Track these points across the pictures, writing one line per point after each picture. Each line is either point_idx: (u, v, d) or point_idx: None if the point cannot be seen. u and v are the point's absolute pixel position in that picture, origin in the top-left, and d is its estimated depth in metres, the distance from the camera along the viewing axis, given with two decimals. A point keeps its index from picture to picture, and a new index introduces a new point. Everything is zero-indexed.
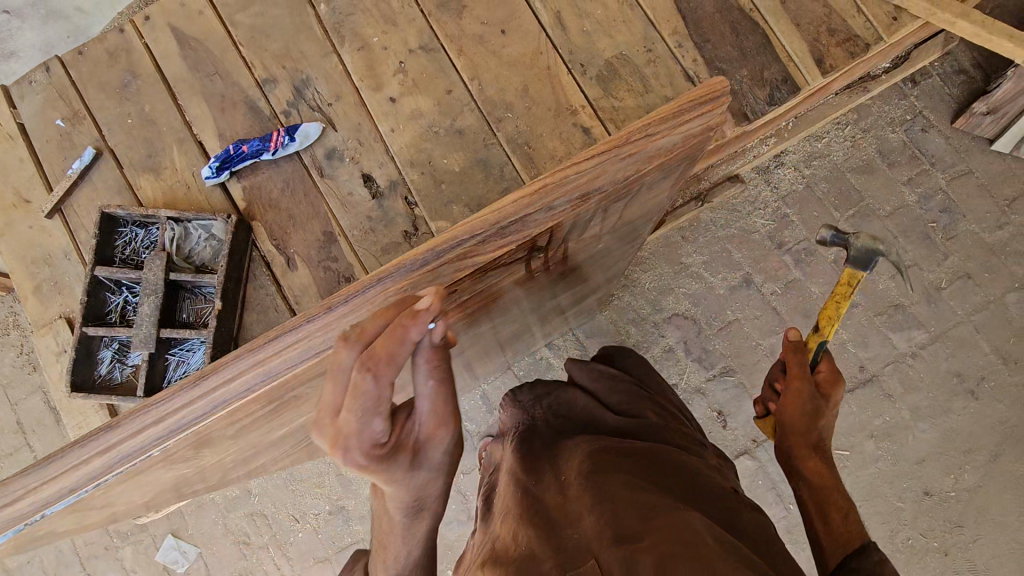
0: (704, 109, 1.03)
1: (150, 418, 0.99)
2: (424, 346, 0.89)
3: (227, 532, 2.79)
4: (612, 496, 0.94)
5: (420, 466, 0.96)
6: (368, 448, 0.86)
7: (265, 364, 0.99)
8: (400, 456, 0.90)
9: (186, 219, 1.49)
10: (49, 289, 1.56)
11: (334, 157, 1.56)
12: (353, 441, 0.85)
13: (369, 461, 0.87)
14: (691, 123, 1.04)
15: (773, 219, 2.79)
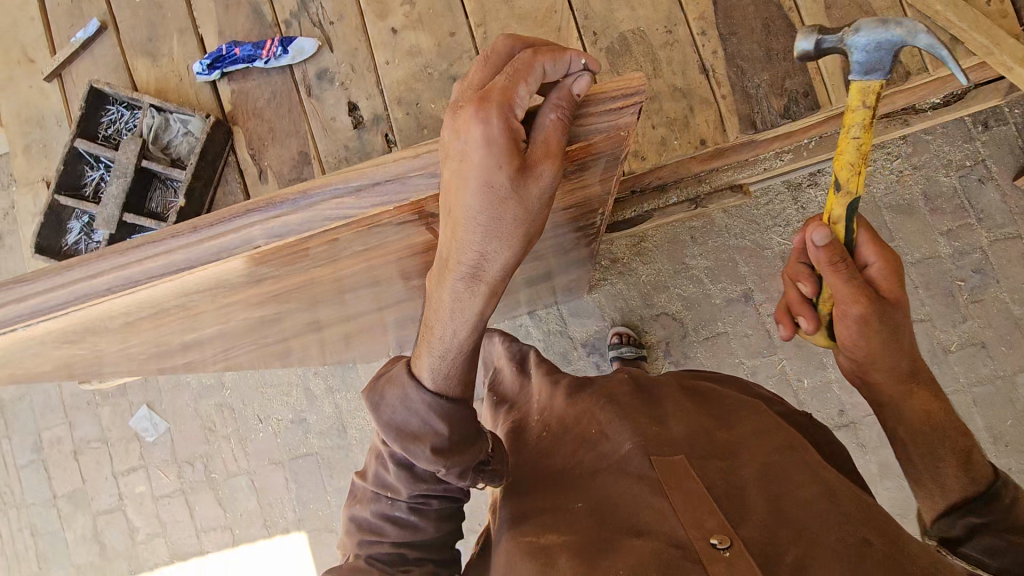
0: (614, 106, 0.83)
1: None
2: (562, 80, 0.80)
3: (195, 416, 2.92)
4: (695, 422, 1.10)
5: (500, 245, 0.83)
6: (488, 161, 0.75)
7: (101, 279, 0.83)
8: (514, 187, 0.78)
9: (168, 110, 1.51)
10: (37, 150, 1.60)
11: (325, 78, 1.53)
12: (473, 140, 0.74)
13: (482, 184, 0.77)
14: (595, 120, 0.84)
15: (791, 239, 2.62)
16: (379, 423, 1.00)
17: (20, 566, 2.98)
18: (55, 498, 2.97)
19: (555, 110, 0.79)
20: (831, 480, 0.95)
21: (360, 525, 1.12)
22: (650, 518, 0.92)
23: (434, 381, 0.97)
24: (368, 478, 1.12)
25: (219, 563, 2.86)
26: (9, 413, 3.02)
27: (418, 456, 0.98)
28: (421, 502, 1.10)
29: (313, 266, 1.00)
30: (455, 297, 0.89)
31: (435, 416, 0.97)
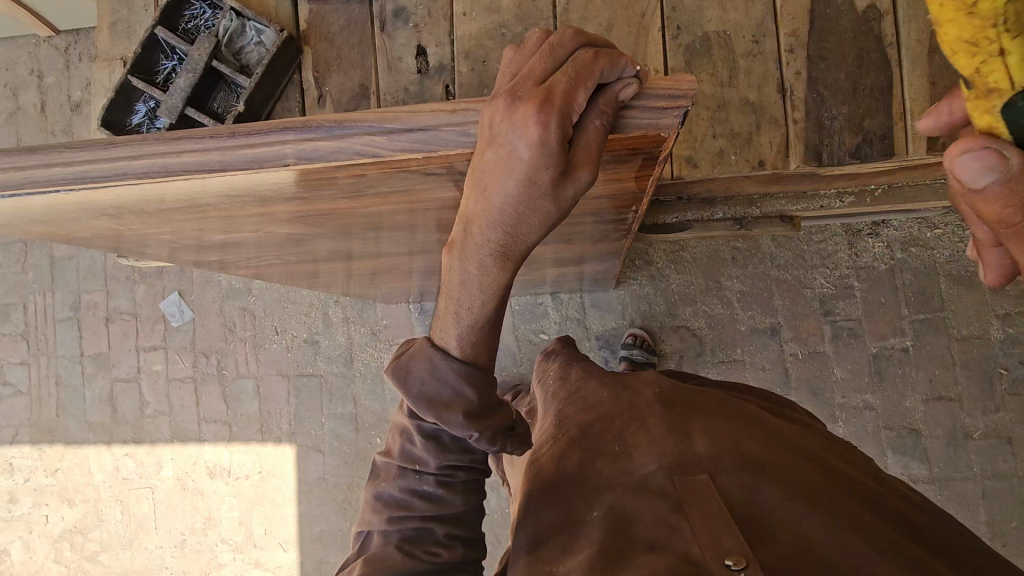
0: (656, 106, 0.80)
1: (11, 166, 0.89)
2: (609, 86, 0.79)
3: (218, 314, 3.06)
4: (723, 440, 1.07)
5: (525, 228, 0.85)
6: (534, 159, 0.77)
7: (140, 163, 0.87)
8: (554, 184, 0.80)
9: (246, 17, 1.55)
10: (121, 30, 1.68)
11: (401, 16, 1.53)
12: (525, 137, 0.75)
13: (522, 176, 0.78)
14: (633, 118, 0.81)
15: (835, 283, 2.52)
16: (409, 397, 0.97)
17: (39, 410, 3.22)
18: (82, 356, 3.19)
19: (603, 114, 0.79)
20: (869, 530, 0.91)
21: (384, 501, 1.10)
22: (660, 531, 0.92)
23: (461, 349, 0.96)
24: (396, 453, 1.10)
25: (213, 453, 3.03)
26: (55, 270, 3.22)
27: (451, 424, 0.96)
28: (447, 475, 1.09)
29: (341, 195, 1.04)
30: (469, 270, 0.91)
31: (465, 384, 0.95)
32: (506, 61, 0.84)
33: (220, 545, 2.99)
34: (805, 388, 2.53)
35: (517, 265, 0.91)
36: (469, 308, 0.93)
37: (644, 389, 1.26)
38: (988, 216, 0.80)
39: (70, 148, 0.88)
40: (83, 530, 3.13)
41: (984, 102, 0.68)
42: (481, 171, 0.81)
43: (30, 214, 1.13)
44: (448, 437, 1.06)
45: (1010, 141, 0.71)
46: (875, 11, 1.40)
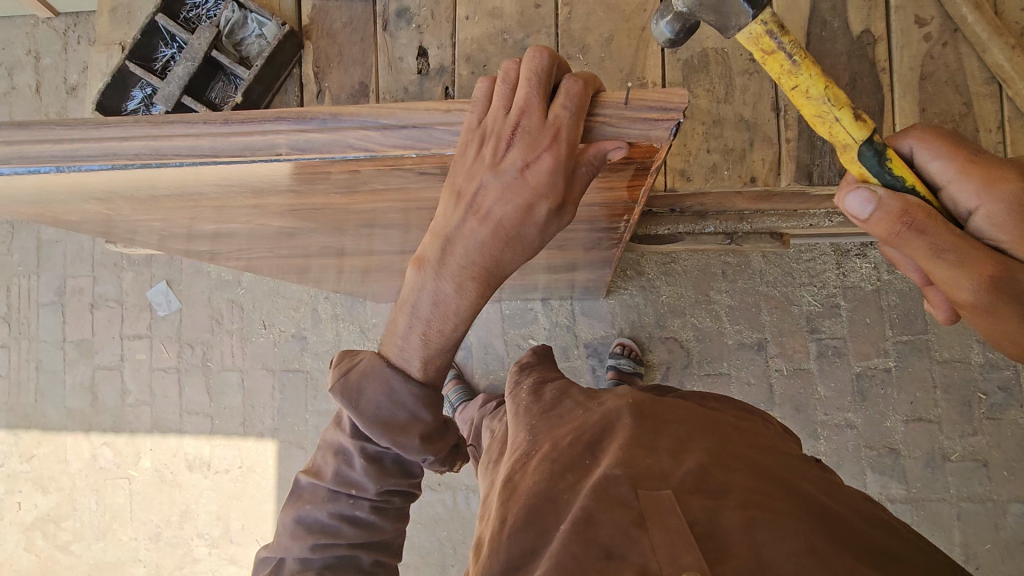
0: (646, 117, 0.79)
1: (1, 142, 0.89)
2: (598, 108, 0.81)
3: (206, 305, 3.04)
4: (691, 457, 1.07)
5: (511, 255, 0.89)
6: (544, 192, 0.83)
7: (133, 144, 0.87)
8: (548, 214, 0.86)
9: (248, 8, 1.55)
10: (121, 15, 1.67)
11: (404, 17, 1.53)
12: (534, 168, 0.81)
13: (523, 204, 0.84)
14: (622, 128, 0.81)
15: (821, 302, 2.55)
16: (361, 421, 0.95)
17: (18, 394, 3.17)
18: (64, 342, 3.15)
19: (591, 164, 0.83)
20: (830, 552, 0.90)
21: (308, 526, 1.07)
22: (619, 542, 0.93)
23: (423, 370, 0.96)
24: (328, 475, 1.05)
25: (193, 446, 3.00)
26: (41, 253, 3.18)
27: (407, 448, 0.97)
28: (382, 500, 1.08)
29: (334, 190, 1.04)
30: (444, 291, 0.90)
31: (423, 407, 0.96)
32: (483, 91, 0.83)
33: (195, 539, 2.95)
34: (788, 403, 2.56)
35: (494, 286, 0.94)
36: (439, 330, 0.93)
37: (616, 403, 1.27)
38: (968, 195, 1.00)
39: (62, 128, 0.87)
40: (56, 518, 3.08)
41: (868, 140, 0.91)
42: (476, 195, 0.84)
43: (17, 194, 1.12)
44: (390, 461, 1.04)
45: (883, 182, 0.95)
46: (869, 37, 1.43)
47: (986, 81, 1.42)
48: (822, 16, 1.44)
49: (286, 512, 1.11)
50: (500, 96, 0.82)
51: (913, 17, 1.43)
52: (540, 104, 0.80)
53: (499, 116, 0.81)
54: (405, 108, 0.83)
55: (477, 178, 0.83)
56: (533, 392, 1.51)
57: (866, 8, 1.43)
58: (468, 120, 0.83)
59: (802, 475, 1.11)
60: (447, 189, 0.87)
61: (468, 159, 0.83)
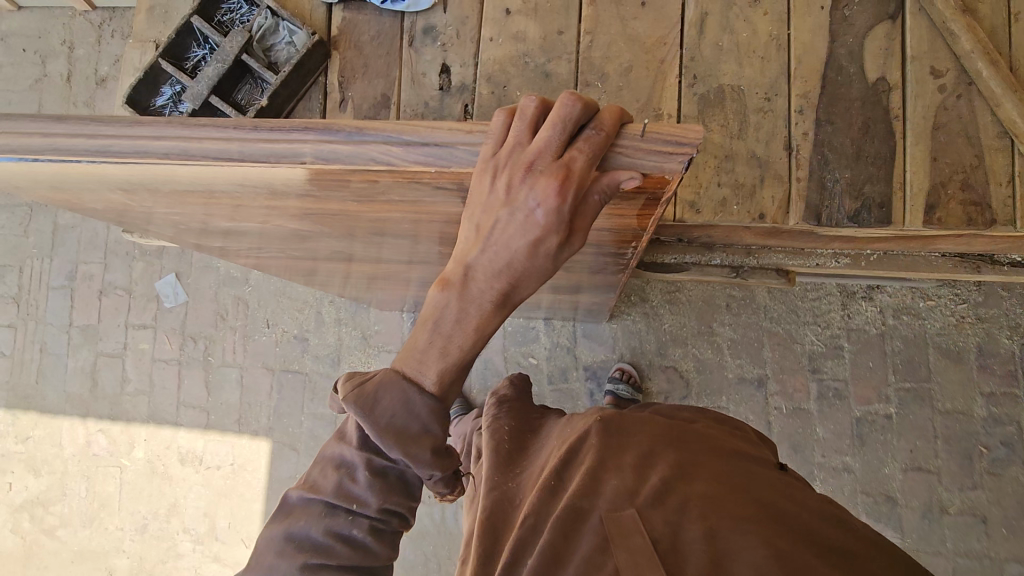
0: (661, 150, 0.81)
1: (36, 130, 0.92)
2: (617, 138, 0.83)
3: (213, 299, 3.06)
4: (655, 474, 1.07)
5: (525, 283, 0.92)
6: (552, 227, 0.84)
7: (160, 142, 0.90)
8: (559, 246, 0.88)
9: (280, 16, 1.60)
10: (158, 14, 1.73)
11: (430, 34, 1.58)
12: (545, 207, 0.83)
13: (533, 238, 0.85)
14: (639, 158, 0.82)
15: (825, 342, 2.54)
16: (376, 430, 0.93)
17: (19, 375, 3.20)
18: (70, 326, 3.18)
19: (601, 194, 0.84)
20: (795, 553, 0.91)
21: (299, 542, 1.03)
22: (586, 570, 0.96)
23: (439, 385, 0.95)
24: (328, 489, 1.04)
25: (187, 439, 3.01)
26: (56, 237, 3.23)
27: (418, 460, 0.95)
28: (381, 521, 1.06)
29: (350, 197, 1.06)
30: (467, 312, 0.91)
31: (435, 421, 0.94)
32: (500, 124, 0.84)
33: (181, 534, 2.94)
34: (787, 442, 2.53)
35: (507, 313, 0.95)
36: (460, 346, 0.93)
37: (584, 422, 1.25)
38: None
39: (94, 125, 0.91)
40: (44, 502, 3.08)
41: None
42: (492, 227, 0.87)
43: (43, 179, 1.16)
44: (395, 477, 1.03)
45: None
46: (884, 84, 1.46)
47: (998, 135, 1.43)
48: (839, 61, 1.47)
49: (274, 528, 1.07)
50: (519, 133, 0.83)
51: (928, 68, 1.45)
52: (556, 143, 0.82)
53: (514, 153, 0.83)
54: (427, 126, 0.85)
55: (493, 211, 0.86)
56: (517, 432, 1.48)
57: (882, 56, 1.46)
58: (485, 154, 0.85)
59: (766, 480, 1.09)
60: (467, 220, 0.89)
61: (483, 193, 0.85)
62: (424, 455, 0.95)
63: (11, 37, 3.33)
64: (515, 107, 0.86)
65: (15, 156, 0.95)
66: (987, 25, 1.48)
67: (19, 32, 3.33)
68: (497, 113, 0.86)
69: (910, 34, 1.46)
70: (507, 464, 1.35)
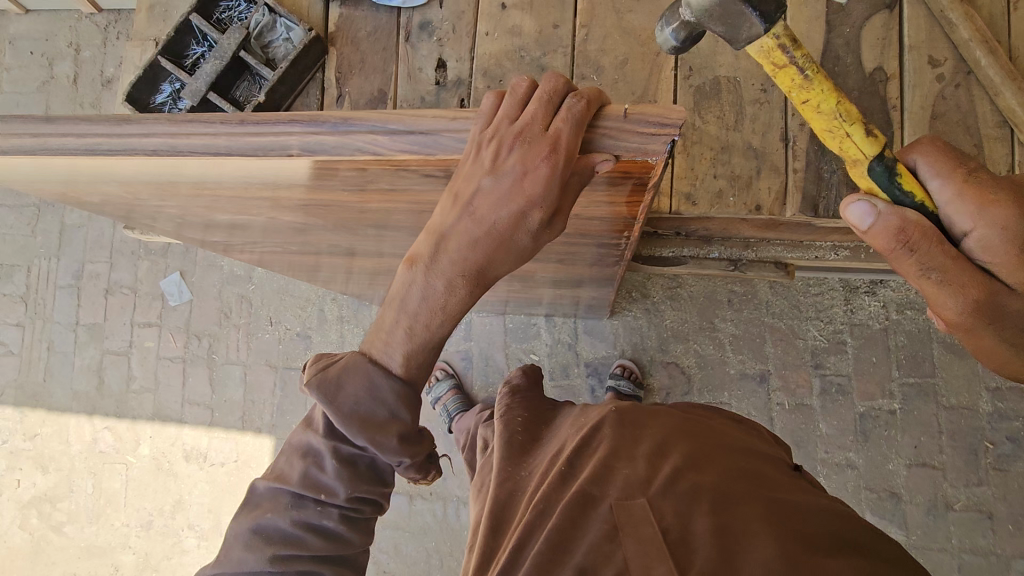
0: (645, 131, 0.80)
1: (32, 125, 0.94)
2: (599, 121, 0.83)
3: (216, 298, 3.09)
4: (665, 462, 1.07)
5: (504, 258, 0.92)
6: (536, 200, 0.85)
7: (151, 137, 0.91)
8: (541, 222, 0.88)
9: (278, 13, 1.61)
10: (158, 13, 1.74)
11: (426, 29, 1.58)
12: (530, 176, 0.83)
13: (517, 210, 0.86)
14: (623, 140, 0.82)
15: (827, 338, 2.53)
16: (339, 418, 0.95)
17: (27, 373, 3.24)
18: (76, 325, 3.22)
19: (581, 174, 0.86)
20: (803, 547, 0.91)
21: (268, 535, 1.05)
22: (594, 557, 0.95)
23: (405, 368, 0.96)
24: (294, 478, 1.04)
25: (191, 437, 3.03)
26: (63, 237, 3.27)
27: (384, 448, 0.96)
28: (352, 509, 1.07)
29: (343, 188, 1.07)
30: (433, 287, 0.93)
31: (403, 407, 0.96)
32: (490, 101, 0.85)
33: (185, 530, 2.96)
34: (789, 438, 2.52)
35: (483, 292, 0.96)
36: (425, 326, 0.95)
37: (597, 412, 1.28)
38: (963, 216, 0.98)
39: (86, 120, 0.92)
40: (52, 498, 3.12)
41: (879, 156, 0.92)
42: (474, 194, 0.86)
43: (41, 174, 1.17)
44: (364, 464, 1.04)
45: (890, 196, 0.96)
46: (881, 74, 1.45)
47: (997, 125, 1.42)
48: (835, 52, 1.46)
49: (241, 522, 1.08)
50: (508, 108, 0.84)
51: (926, 57, 1.44)
52: (546, 117, 0.83)
53: (503, 125, 0.83)
54: (414, 114, 0.85)
55: (477, 179, 0.85)
56: (528, 422, 1.49)
57: (879, 46, 1.45)
58: (475, 127, 0.85)
59: (779, 480, 1.08)
60: (448, 191, 0.89)
61: (470, 163, 0.85)
62: (391, 443, 0.96)
63: (19, 40, 3.38)
64: (506, 88, 0.88)
65: (11, 150, 0.96)
66: (986, 13, 1.46)
67: (26, 35, 3.38)
68: (488, 94, 0.88)
69: (907, 24, 1.45)
70: (518, 456, 1.35)
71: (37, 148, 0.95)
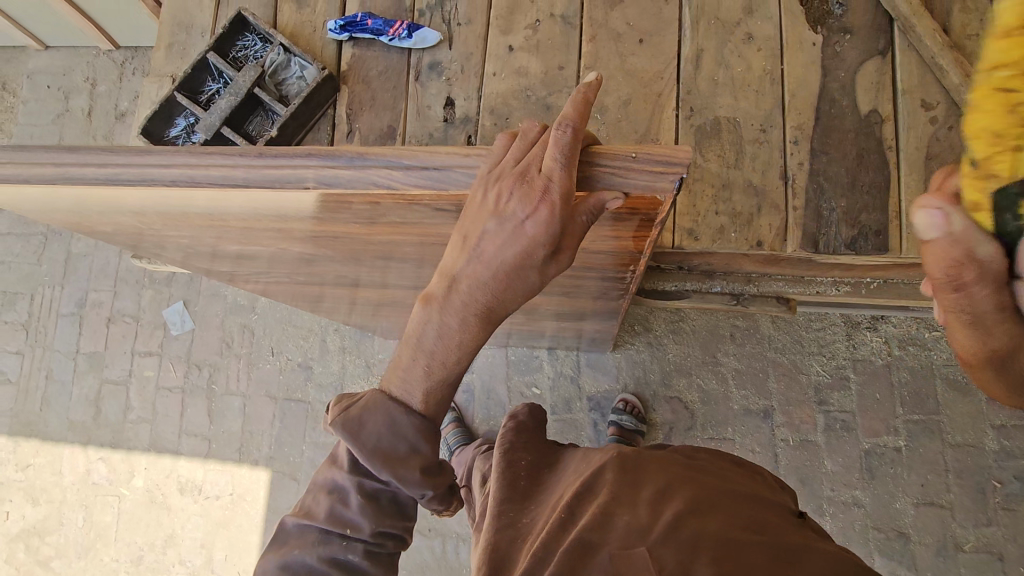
0: (652, 170, 0.83)
1: (55, 160, 0.96)
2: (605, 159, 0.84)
3: (219, 327, 3.09)
4: (665, 509, 1.06)
5: (512, 293, 0.93)
6: (539, 239, 0.86)
7: (170, 171, 0.94)
8: (546, 259, 0.90)
9: (293, 52, 1.68)
10: (176, 51, 1.81)
11: (435, 69, 1.65)
12: (534, 218, 0.84)
13: (523, 249, 0.87)
14: (629, 176, 0.84)
15: (830, 373, 2.53)
16: (360, 452, 0.94)
17: (24, 401, 3.21)
18: (77, 353, 3.21)
19: (588, 213, 0.87)
20: None
21: (294, 573, 1.00)
22: None
23: (424, 404, 0.97)
24: (321, 513, 1.02)
25: (187, 468, 2.98)
26: (68, 264, 3.29)
27: (406, 481, 0.95)
28: (376, 544, 1.03)
29: (355, 220, 1.09)
30: (449, 325, 0.95)
31: (423, 439, 0.96)
32: (499, 145, 0.88)
33: (177, 567, 2.89)
34: (794, 475, 2.49)
35: (492, 327, 0.98)
36: (442, 361, 0.97)
37: (603, 454, 1.27)
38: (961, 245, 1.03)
39: (107, 155, 0.95)
40: (41, 531, 3.05)
41: None
42: (480, 236, 0.88)
43: (57, 204, 1.19)
44: (387, 499, 1.02)
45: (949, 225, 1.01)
46: (876, 116, 1.49)
47: None
48: (831, 94, 1.52)
49: (267, 560, 1.03)
50: (513, 150, 0.86)
51: (918, 101, 1.49)
52: None
53: (508, 167, 0.85)
54: (426, 151, 0.88)
55: (483, 218, 0.87)
56: (533, 465, 1.47)
57: (873, 90, 1.51)
58: (483, 168, 0.88)
59: (781, 525, 1.07)
60: (457, 231, 0.91)
61: (476, 203, 0.87)
62: (413, 476, 0.95)
63: (36, 74, 3.48)
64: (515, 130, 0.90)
65: (31, 182, 0.99)
66: (975, 60, 1.52)
67: (43, 69, 3.48)
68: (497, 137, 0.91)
69: (900, 68, 1.51)
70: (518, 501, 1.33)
71: (56, 180, 0.97)
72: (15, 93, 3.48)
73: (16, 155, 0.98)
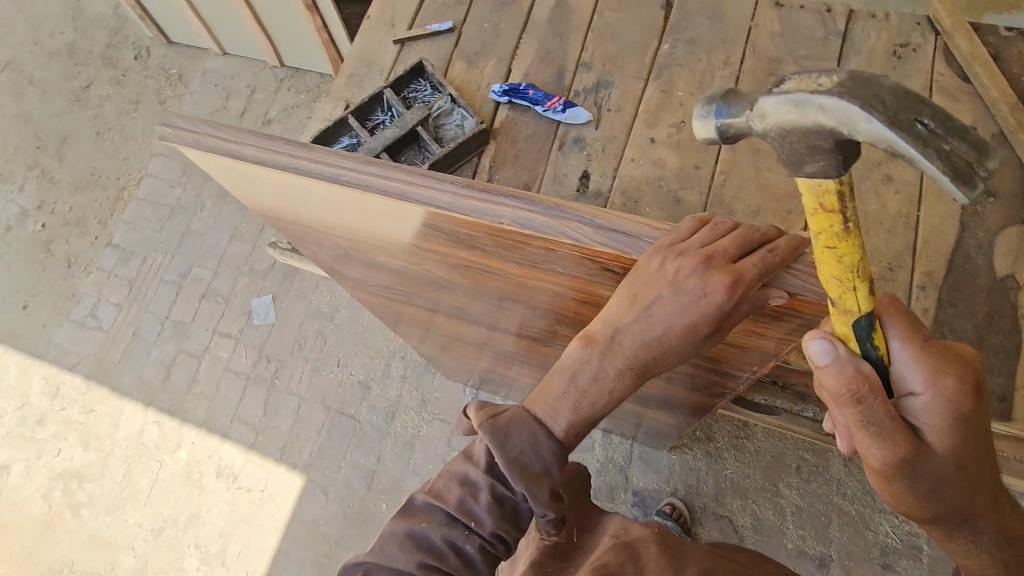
0: None
1: (290, 152, 1.13)
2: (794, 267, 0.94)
3: (296, 328, 3.26)
4: None
5: (667, 356, 1.02)
6: (709, 315, 0.95)
7: (387, 184, 1.08)
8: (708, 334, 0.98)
9: (458, 103, 1.86)
10: (355, 81, 2.06)
11: (579, 143, 1.78)
12: (711, 298, 0.93)
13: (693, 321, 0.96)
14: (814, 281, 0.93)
15: (901, 537, 2.34)
16: (502, 459, 0.99)
17: (107, 350, 3.45)
18: (166, 319, 3.45)
19: (759, 303, 0.95)
20: None
21: (417, 543, 1.04)
22: None
23: (563, 432, 1.04)
24: (452, 498, 1.06)
25: (229, 453, 3.07)
26: (183, 239, 3.60)
27: (537, 499, 0.99)
28: (489, 544, 1.06)
29: (500, 260, 1.18)
30: (604, 371, 1.03)
31: (555, 465, 1.02)
32: (686, 227, 0.99)
33: (191, 548, 2.92)
34: None
35: (639, 382, 1.06)
36: (590, 403, 1.04)
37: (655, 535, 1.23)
38: (915, 377, 0.97)
39: (338, 159, 1.12)
40: (82, 476, 3.18)
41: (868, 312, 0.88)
42: (654, 302, 0.97)
43: (245, 184, 1.33)
44: (513, 506, 1.05)
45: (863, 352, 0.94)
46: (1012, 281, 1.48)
47: None
48: (965, 249, 1.52)
49: (392, 525, 1.08)
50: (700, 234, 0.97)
51: None
52: (732, 250, 0.94)
53: (693, 248, 0.95)
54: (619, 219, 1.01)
55: (660, 288, 0.96)
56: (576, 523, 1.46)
57: (1012, 255, 1.51)
58: (666, 242, 0.98)
59: None
60: (628, 289, 1.00)
61: (656, 273, 0.96)
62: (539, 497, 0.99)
63: (209, 73, 3.98)
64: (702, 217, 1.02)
65: (261, 165, 1.15)
66: None
67: (216, 71, 3.97)
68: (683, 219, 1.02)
69: None
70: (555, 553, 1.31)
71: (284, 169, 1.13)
72: (187, 85, 3.98)
73: (260, 142, 1.16)
